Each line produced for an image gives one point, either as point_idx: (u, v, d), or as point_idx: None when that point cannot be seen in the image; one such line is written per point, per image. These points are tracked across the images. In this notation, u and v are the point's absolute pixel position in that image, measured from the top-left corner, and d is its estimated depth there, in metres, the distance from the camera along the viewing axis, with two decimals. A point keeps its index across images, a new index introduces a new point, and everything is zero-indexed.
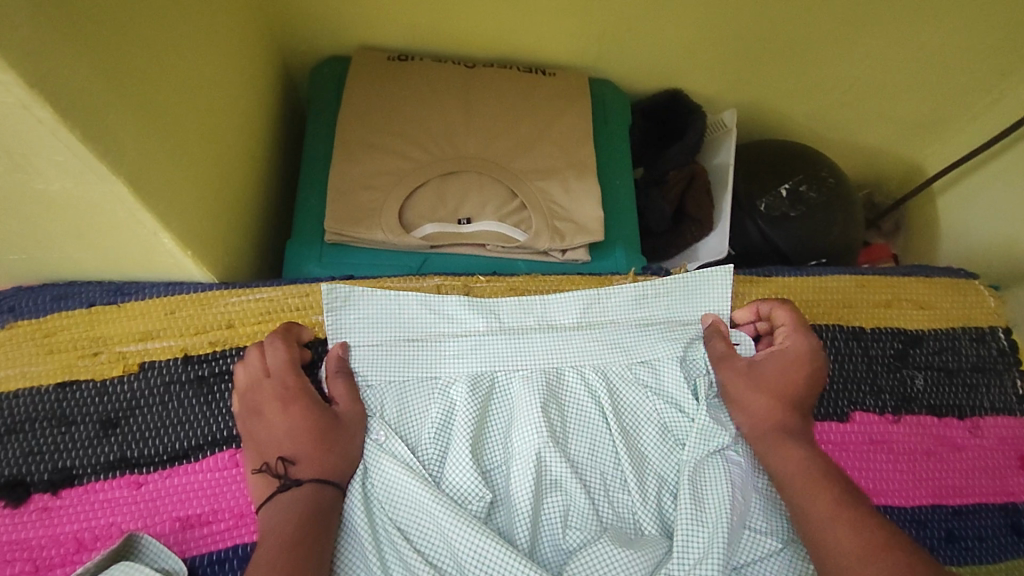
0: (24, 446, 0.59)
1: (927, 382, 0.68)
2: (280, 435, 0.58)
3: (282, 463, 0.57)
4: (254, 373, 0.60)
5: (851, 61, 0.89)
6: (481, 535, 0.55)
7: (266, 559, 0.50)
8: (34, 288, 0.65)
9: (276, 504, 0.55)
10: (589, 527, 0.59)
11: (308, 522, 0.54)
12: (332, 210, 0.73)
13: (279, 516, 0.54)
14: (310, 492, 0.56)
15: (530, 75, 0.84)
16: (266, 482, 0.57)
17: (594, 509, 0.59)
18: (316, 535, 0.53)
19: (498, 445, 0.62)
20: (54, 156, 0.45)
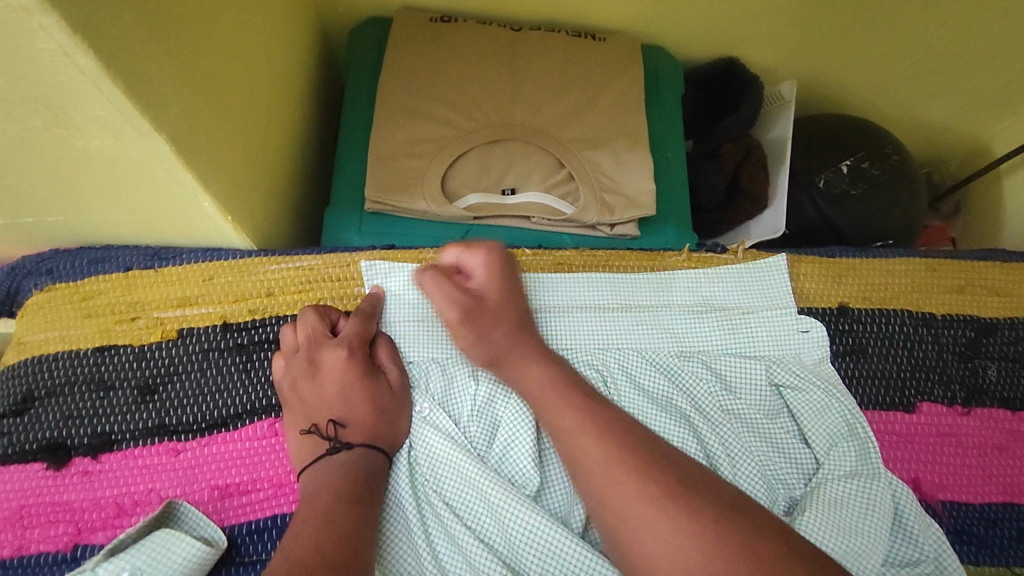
0: (64, 410, 0.59)
1: (1000, 373, 0.63)
2: (331, 396, 0.56)
3: (332, 426, 0.55)
4: (314, 331, 0.58)
5: (921, 30, 0.83)
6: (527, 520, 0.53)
7: (310, 521, 0.48)
8: (72, 251, 0.63)
9: (327, 462, 0.53)
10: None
11: (359, 487, 0.52)
12: (373, 177, 0.70)
13: (329, 475, 0.52)
14: (363, 457, 0.54)
15: (579, 40, 0.80)
16: (311, 443, 0.55)
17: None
18: (364, 499, 0.51)
19: None
20: (94, 108, 0.43)
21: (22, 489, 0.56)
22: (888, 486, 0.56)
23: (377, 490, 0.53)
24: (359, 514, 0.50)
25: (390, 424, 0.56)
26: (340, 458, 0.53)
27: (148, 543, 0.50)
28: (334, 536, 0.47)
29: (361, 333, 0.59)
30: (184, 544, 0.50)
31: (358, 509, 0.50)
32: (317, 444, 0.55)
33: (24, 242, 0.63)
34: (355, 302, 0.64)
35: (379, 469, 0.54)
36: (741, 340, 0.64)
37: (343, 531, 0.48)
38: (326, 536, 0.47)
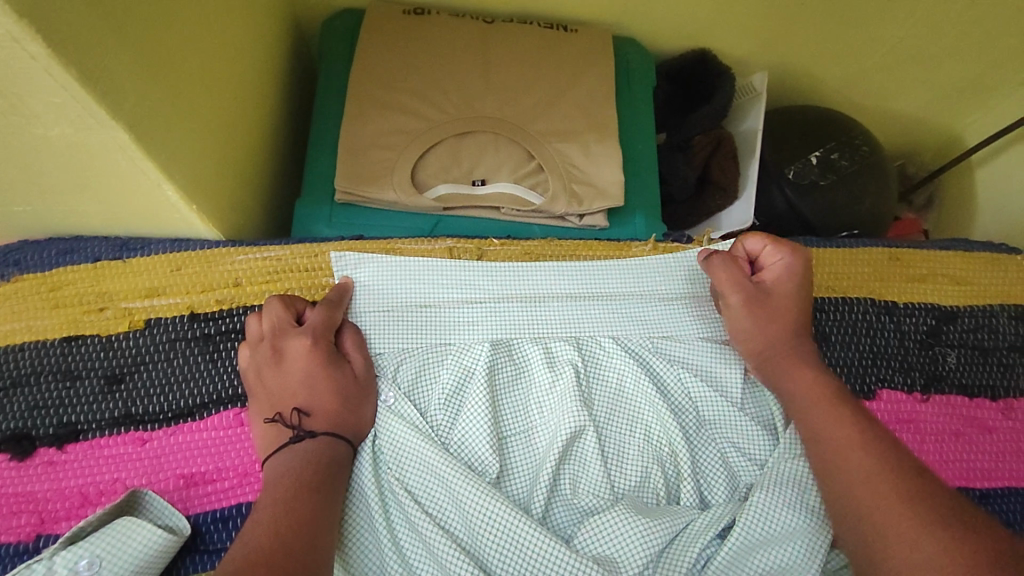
0: (29, 400, 0.59)
1: (959, 361, 0.64)
2: (295, 383, 0.56)
3: (296, 414, 0.55)
4: (278, 321, 0.58)
5: (892, 23, 0.83)
6: (488, 507, 0.54)
7: (272, 507, 0.49)
8: (39, 242, 0.64)
9: (292, 447, 0.54)
10: (597, 504, 0.56)
11: (321, 476, 0.52)
12: (342, 168, 0.71)
13: (292, 462, 0.53)
14: (327, 444, 0.54)
15: (550, 32, 0.80)
16: (277, 430, 0.55)
17: (608, 478, 0.57)
18: (325, 486, 0.52)
19: (514, 412, 0.61)
20: (48, 96, 0.43)
21: None
22: None
23: (338, 477, 0.54)
24: (320, 500, 0.51)
25: (356, 412, 0.57)
26: (304, 444, 0.54)
27: (108, 531, 0.50)
28: (293, 521, 0.48)
29: (326, 322, 0.59)
30: (145, 532, 0.51)
31: (319, 496, 0.51)
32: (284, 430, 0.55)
33: None
34: (323, 291, 0.64)
35: (342, 456, 0.55)
36: (705, 327, 0.65)
37: (302, 517, 0.49)
38: (286, 523, 0.48)
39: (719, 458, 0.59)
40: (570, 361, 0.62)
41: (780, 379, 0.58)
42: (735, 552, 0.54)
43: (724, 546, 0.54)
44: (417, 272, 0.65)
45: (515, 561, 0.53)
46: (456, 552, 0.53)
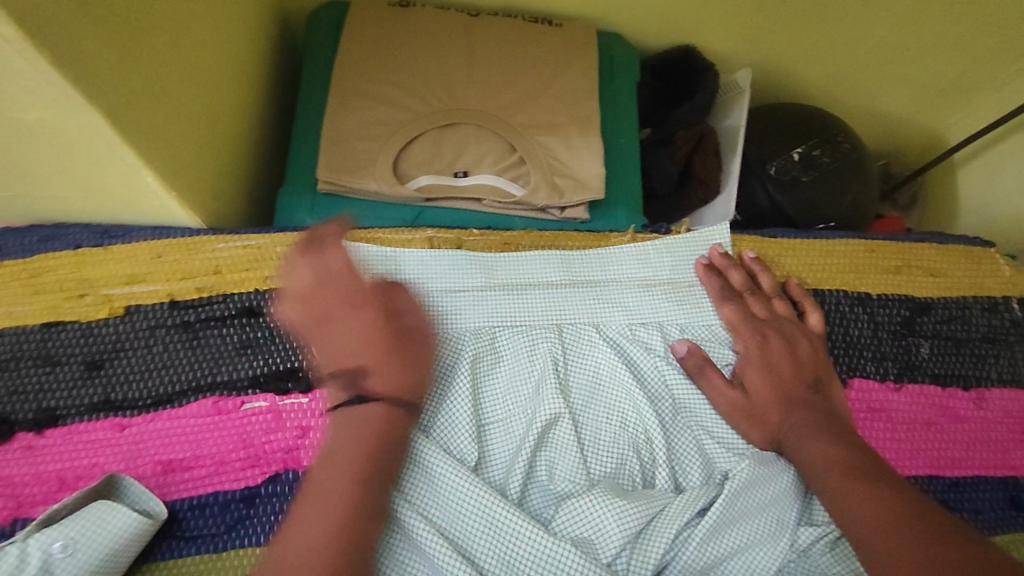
0: (8, 385, 0.59)
1: (933, 352, 0.65)
2: (350, 347, 0.57)
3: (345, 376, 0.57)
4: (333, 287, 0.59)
5: (874, 20, 0.84)
6: (466, 488, 0.55)
7: None
8: (21, 229, 0.64)
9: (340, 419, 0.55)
10: (571, 489, 0.57)
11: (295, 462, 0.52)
12: (324, 159, 0.71)
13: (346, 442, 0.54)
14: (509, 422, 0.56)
15: (535, 27, 0.81)
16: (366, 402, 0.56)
17: (584, 463, 0.58)
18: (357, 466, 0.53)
19: (494, 399, 0.61)
20: (23, 79, 0.44)
21: None
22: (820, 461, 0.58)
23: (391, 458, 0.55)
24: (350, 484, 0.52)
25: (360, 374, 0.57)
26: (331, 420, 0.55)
27: (84, 515, 0.50)
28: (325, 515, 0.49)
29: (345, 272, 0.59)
30: (123, 518, 0.50)
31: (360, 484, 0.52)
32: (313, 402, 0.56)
33: None
34: None
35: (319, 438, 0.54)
36: (684, 316, 0.65)
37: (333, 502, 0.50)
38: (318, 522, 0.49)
39: (695, 444, 0.60)
40: (550, 349, 0.63)
41: (760, 394, 0.60)
42: (709, 533, 0.54)
43: (702, 524, 0.54)
44: (401, 263, 0.66)
45: (492, 543, 0.54)
46: (433, 532, 0.53)
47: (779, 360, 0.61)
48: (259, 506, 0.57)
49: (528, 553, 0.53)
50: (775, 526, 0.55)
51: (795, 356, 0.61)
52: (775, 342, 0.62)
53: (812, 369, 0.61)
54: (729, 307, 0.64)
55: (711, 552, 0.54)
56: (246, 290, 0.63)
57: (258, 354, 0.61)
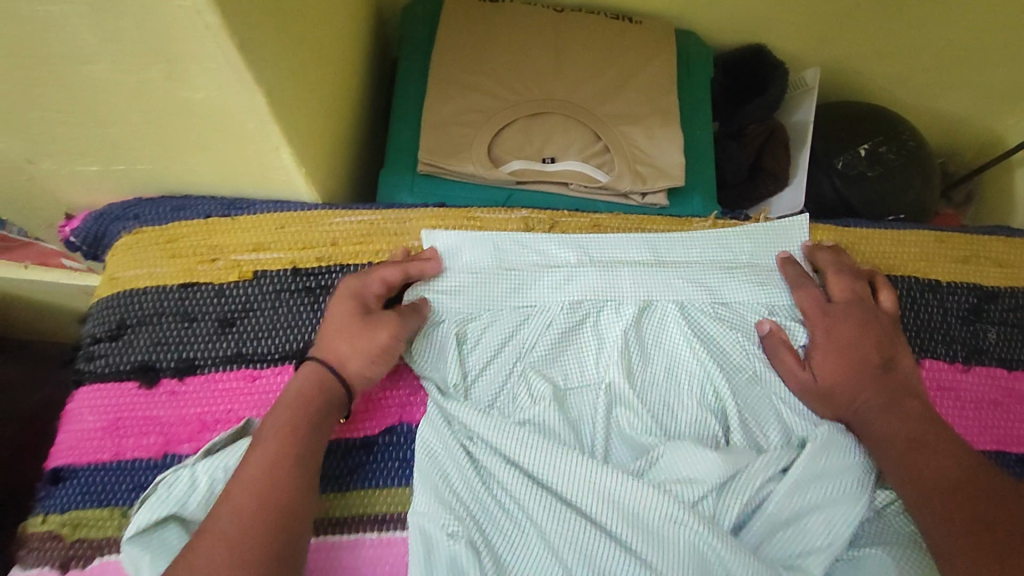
0: (153, 337, 0.66)
1: (999, 337, 0.70)
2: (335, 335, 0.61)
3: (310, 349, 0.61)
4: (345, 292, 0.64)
5: (944, 24, 0.87)
6: (566, 453, 0.58)
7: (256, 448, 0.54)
8: (156, 201, 0.71)
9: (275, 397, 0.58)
10: (651, 441, 0.62)
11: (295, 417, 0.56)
12: (426, 142, 0.77)
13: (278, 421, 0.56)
14: (325, 398, 0.58)
15: (617, 23, 0.86)
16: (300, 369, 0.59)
17: (657, 421, 0.63)
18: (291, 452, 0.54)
19: (577, 364, 0.66)
20: (207, 61, 0.50)
21: (117, 403, 0.64)
22: None
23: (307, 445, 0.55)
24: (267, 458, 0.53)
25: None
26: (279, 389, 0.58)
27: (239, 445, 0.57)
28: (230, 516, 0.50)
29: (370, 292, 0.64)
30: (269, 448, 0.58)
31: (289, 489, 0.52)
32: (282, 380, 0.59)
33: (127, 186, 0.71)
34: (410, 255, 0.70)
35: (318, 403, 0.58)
36: (763, 294, 0.70)
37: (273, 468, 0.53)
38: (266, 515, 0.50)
39: (774, 414, 0.65)
40: (632, 323, 0.67)
41: (841, 374, 0.64)
42: (791, 489, 0.59)
43: (785, 480, 0.60)
44: (501, 240, 0.70)
45: (587, 492, 0.57)
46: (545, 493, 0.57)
47: (851, 348, 0.64)
48: (380, 452, 0.63)
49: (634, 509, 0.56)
50: (855, 489, 0.60)
51: (859, 339, 0.64)
52: (849, 328, 0.65)
53: (877, 348, 0.64)
54: (805, 293, 0.68)
55: (792, 508, 0.59)
56: (362, 261, 0.69)
57: None
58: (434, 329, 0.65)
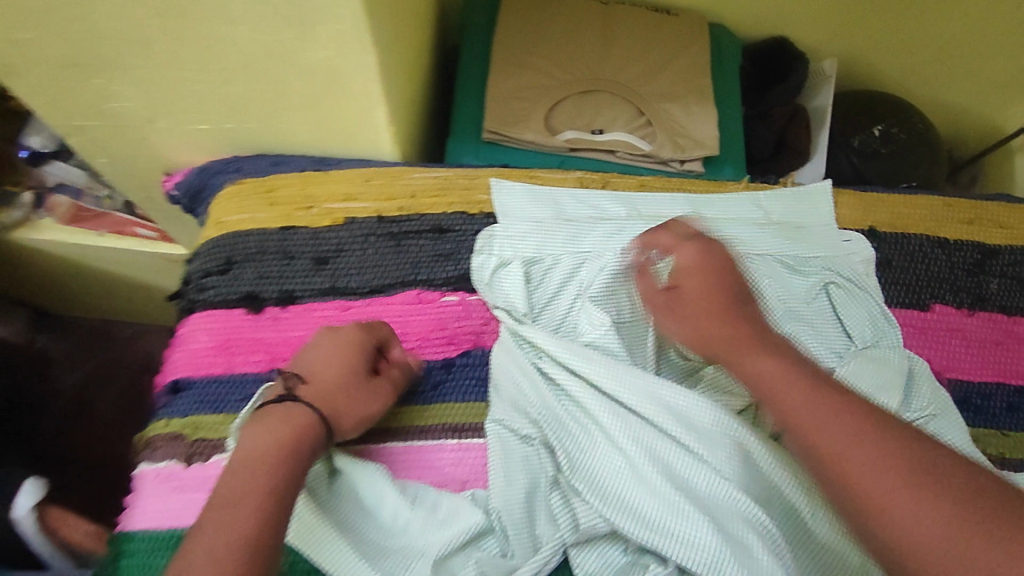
0: (257, 271, 0.75)
1: (1001, 287, 0.79)
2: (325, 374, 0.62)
3: (295, 380, 0.62)
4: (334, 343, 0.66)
5: (950, 20, 0.97)
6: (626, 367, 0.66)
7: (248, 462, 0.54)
8: (257, 157, 0.81)
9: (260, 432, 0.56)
10: (696, 363, 0.70)
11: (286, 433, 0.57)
12: (492, 113, 0.87)
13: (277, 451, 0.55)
14: (316, 440, 0.58)
15: (657, 14, 0.96)
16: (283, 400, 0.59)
17: None
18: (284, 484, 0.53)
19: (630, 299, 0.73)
20: (336, 25, 0.60)
21: (227, 326, 0.73)
22: (903, 355, 0.72)
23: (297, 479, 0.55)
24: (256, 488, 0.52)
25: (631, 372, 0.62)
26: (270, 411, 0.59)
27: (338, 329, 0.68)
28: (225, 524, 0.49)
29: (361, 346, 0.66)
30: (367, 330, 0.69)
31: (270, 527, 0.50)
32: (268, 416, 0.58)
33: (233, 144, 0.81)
34: (479, 207, 0.80)
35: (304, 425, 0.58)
36: (793, 247, 0.79)
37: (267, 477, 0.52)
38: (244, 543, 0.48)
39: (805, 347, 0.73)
40: None
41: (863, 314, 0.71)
42: None
43: None
44: (557, 197, 0.80)
45: (647, 400, 0.65)
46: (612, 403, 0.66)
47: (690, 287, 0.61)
48: (458, 371, 0.72)
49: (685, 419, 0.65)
50: (880, 408, 0.68)
51: (708, 280, 0.61)
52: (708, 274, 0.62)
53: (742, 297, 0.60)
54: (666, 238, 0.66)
55: None
56: (438, 212, 0.79)
57: (449, 261, 0.77)
58: (506, 266, 0.75)
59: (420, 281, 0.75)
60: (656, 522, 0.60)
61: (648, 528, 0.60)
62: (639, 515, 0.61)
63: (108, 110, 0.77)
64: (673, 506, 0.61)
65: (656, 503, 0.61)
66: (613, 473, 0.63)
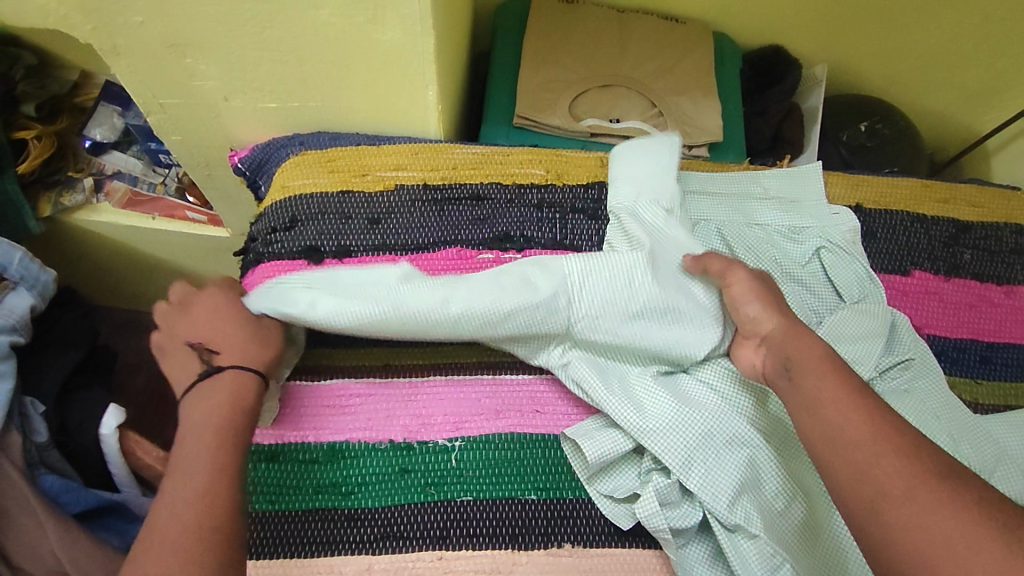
0: (317, 228, 0.85)
1: (973, 257, 0.89)
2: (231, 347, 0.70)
3: (209, 353, 0.71)
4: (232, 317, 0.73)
5: (927, 33, 1.10)
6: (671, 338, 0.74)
7: (198, 440, 0.64)
8: (317, 134, 0.93)
9: (197, 407, 0.67)
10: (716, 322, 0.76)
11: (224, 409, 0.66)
12: (523, 102, 0.99)
13: (208, 420, 0.65)
14: (246, 408, 0.67)
15: (667, 22, 1.08)
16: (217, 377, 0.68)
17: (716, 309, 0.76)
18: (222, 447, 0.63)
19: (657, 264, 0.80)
20: (404, 9, 0.71)
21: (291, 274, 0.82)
22: (886, 308, 0.81)
23: (234, 438, 0.65)
24: (197, 459, 0.62)
25: (798, 341, 0.65)
26: (211, 394, 0.67)
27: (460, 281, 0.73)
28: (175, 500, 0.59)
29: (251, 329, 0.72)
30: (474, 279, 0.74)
31: (213, 488, 0.60)
32: (205, 390, 0.68)
33: (298, 123, 0.93)
34: (512, 178, 0.90)
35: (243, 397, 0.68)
36: (789, 217, 0.89)
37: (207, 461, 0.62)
38: (197, 500, 0.59)
39: (800, 302, 0.83)
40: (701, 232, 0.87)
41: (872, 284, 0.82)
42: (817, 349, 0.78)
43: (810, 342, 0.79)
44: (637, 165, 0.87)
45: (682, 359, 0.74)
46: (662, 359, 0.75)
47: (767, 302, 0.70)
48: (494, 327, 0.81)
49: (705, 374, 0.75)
50: (865, 353, 0.78)
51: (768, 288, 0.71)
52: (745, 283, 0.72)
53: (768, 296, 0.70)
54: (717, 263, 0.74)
55: None
56: (477, 181, 0.89)
57: (485, 224, 0.87)
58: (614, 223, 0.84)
59: (461, 239, 0.85)
60: (711, 472, 0.69)
61: (679, 445, 0.69)
62: (699, 466, 0.69)
63: (191, 90, 0.88)
64: (724, 458, 0.69)
65: (688, 443, 0.70)
66: (677, 423, 0.71)
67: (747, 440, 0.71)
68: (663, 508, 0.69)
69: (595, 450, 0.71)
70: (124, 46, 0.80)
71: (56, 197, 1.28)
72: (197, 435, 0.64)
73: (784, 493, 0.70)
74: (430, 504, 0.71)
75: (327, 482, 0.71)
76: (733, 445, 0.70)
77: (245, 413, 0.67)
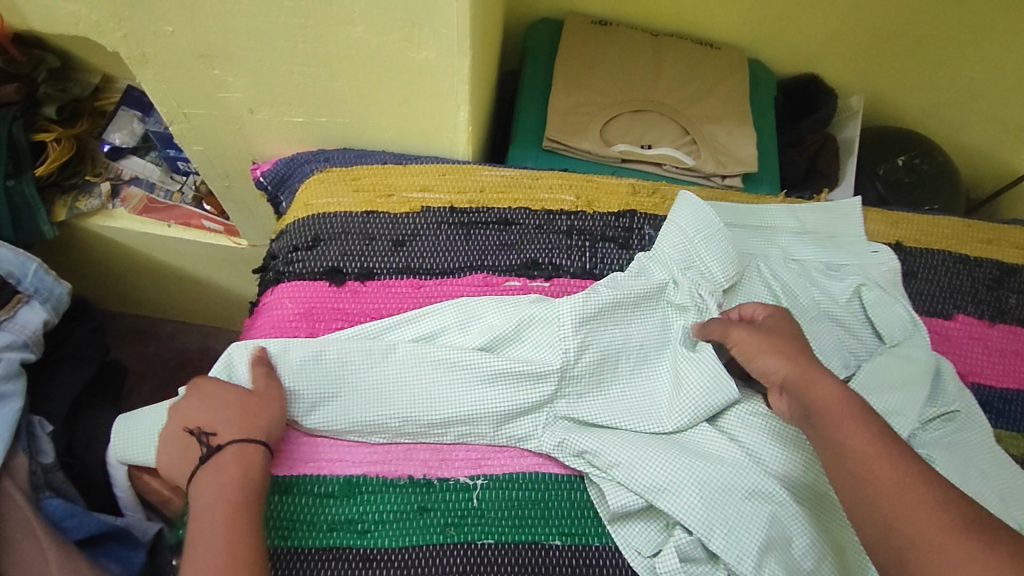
0: (340, 249, 0.82)
1: (1019, 302, 0.86)
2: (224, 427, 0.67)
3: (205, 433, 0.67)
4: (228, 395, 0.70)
5: (968, 68, 1.07)
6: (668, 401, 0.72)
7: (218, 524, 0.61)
8: (344, 150, 0.91)
9: (206, 487, 0.63)
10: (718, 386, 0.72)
11: (240, 485, 0.63)
12: (553, 124, 0.97)
13: (221, 498, 0.62)
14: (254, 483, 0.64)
15: (702, 47, 1.06)
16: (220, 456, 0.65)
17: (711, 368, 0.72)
18: (238, 508, 0.62)
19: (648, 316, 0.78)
20: (442, 29, 0.70)
21: (312, 296, 0.80)
22: (932, 356, 0.78)
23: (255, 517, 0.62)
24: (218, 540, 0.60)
25: (812, 386, 0.62)
26: (216, 475, 0.64)
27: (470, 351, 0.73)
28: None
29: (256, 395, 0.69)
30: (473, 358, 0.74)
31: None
32: (210, 469, 0.64)
33: (324, 138, 0.91)
34: (541, 204, 0.87)
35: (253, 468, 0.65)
36: (827, 253, 0.86)
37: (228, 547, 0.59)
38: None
39: (838, 344, 0.79)
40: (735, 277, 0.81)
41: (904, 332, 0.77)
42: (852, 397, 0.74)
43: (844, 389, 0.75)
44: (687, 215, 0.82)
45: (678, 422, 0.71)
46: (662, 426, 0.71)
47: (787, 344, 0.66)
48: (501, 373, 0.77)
49: (730, 423, 0.71)
50: (909, 404, 0.73)
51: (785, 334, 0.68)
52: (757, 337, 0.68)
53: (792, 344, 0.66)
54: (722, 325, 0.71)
55: None
56: (505, 205, 0.87)
57: (513, 251, 0.84)
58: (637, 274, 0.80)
59: (487, 265, 0.82)
60: (736, 533, 0.65)
61: (691, 505, 0.65)
62: (721, 527, 0.65)
63: (217, 102, 0.86)
64: (756, 510, 0.66)
65: (704, 502, 0.66)
66: (691, 481, 0.66)
67: (771, 494, 0.67)
68: (684, 564, 0.65)
69: (616, 496, 0.67)
70: (153, 55, 0.78)
71: (72, 201, 1.26)
72: (216, 519, 0.61)
73: (811, 552, 0.66)
74: (448, 548, 0.67)
75: (341, 519, 0.68)
76: (760, 495, 0.66)
77: (258, 484, 0.64)
